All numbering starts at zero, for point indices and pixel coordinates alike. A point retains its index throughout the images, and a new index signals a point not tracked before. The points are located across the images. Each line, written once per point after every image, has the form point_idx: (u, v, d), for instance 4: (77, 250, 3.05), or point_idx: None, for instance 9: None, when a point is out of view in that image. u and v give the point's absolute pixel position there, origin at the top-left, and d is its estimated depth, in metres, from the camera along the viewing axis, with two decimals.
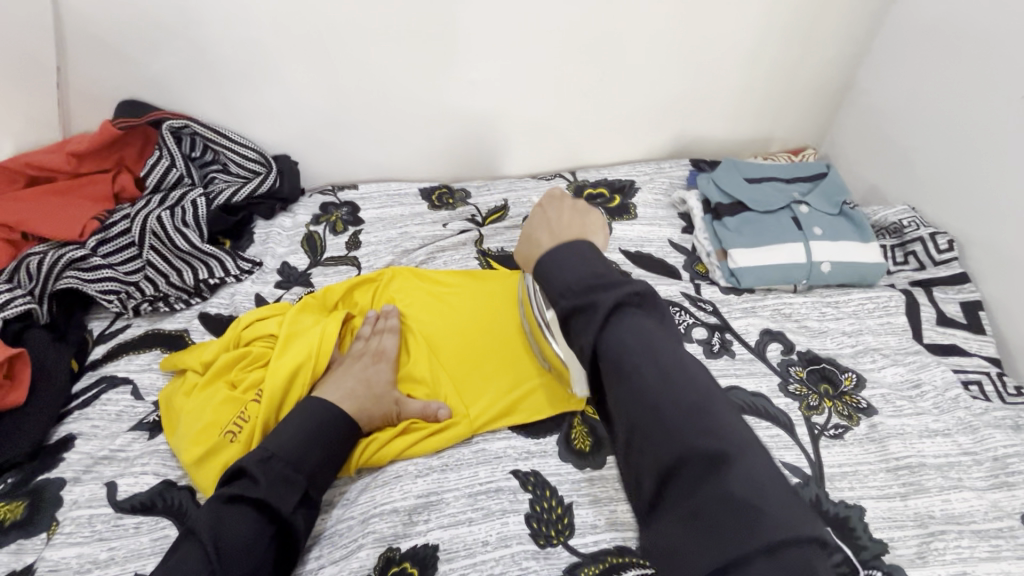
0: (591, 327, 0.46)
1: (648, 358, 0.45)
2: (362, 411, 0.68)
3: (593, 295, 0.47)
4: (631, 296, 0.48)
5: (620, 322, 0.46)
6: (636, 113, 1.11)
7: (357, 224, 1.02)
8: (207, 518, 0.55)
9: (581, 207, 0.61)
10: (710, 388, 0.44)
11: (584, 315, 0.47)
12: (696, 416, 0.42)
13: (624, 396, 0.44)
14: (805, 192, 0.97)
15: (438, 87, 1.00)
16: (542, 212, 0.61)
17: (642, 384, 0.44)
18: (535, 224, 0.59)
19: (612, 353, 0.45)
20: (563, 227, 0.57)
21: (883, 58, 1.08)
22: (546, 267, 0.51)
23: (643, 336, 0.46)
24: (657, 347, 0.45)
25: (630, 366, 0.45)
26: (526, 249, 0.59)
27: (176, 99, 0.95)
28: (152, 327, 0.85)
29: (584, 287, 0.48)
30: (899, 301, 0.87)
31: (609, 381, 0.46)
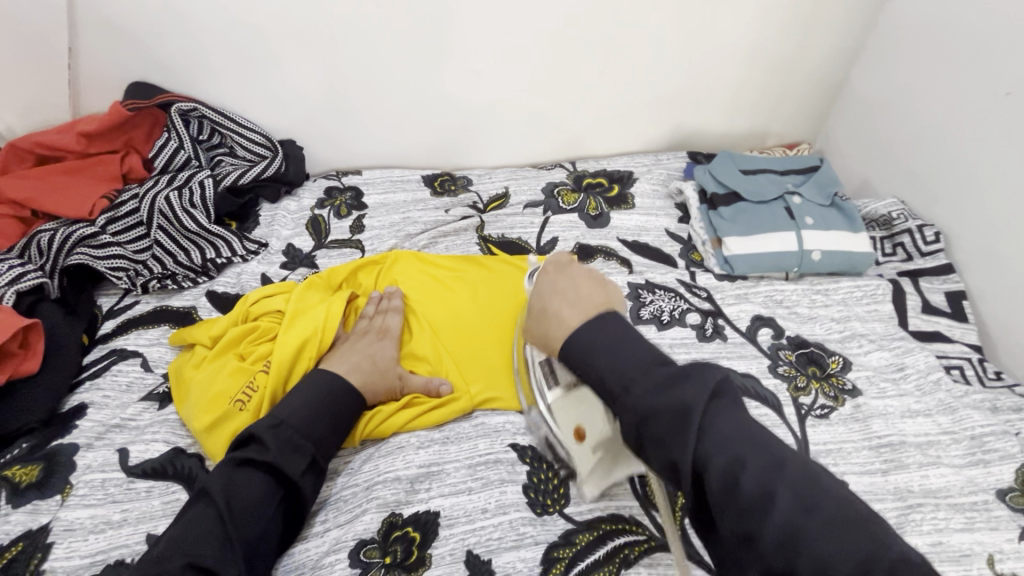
0: (687, 440, 0.43)
1: (768, 477, 0.42)
2: (367, 385, 0.70)
3: (675, 397, 0.45)
4: (714, 389, 0.46)
5: (718, 433, 0.44)
6: (635, 106, 1.14)
7: (361, 208, 1.04)
8: (220, 480, 0.57)
9: (596, 275, 0.63)
10: (849, 506, 0.40)
11: (673, 428, 0.44)
12: (845, 543, 0.38)
13: (754, 533, 0.40)
14: (798, 184, 1.00)
15: (441, 76, 1.02)
16: (557, 281, 0.62)
17: (773, 512, 0.40)
18: (553, 296, 0.60)
19: (724, 482, 0.42)
20: (584, 299, 0.58)
21: (876, 55, 1.11)
22: (601, 355, 0.51)
23: (750, 443, 0.43)
24: (768, 463, 0.42)
25: (749, 489, 0.41)
26: (545, 322, 0.59)
27: (185, 83, 0.97)
28: (161, 304, 0.87)
29: (662, 382, 0.47)
30: (886, 290, 0.90)
31: (721, 510, 0.42)
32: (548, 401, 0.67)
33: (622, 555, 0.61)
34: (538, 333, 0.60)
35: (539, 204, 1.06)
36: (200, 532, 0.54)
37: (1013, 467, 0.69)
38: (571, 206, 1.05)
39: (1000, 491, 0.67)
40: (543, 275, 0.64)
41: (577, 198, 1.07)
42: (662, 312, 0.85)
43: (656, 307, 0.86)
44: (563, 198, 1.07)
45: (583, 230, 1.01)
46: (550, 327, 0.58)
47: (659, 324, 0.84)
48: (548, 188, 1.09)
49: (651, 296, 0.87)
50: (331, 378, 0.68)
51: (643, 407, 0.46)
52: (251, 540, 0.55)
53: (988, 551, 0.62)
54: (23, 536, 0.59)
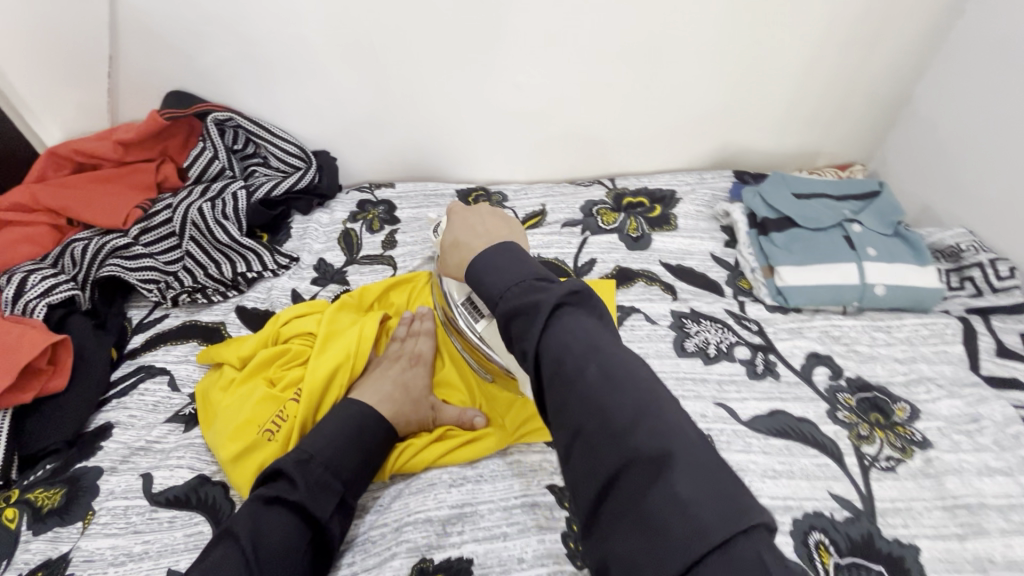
0: (533, 331, 0.44)
1: (587, 356, 0.42)
2: (400, 416, 0.67)
3: (533, 297, 0.45)
4: (571, 293, 0.46)
5: (562, 324, 0.44)
6: (680, 122, 1.09)
7: (393, 222, 1.01)
8: (246, 519, 0.54)
9: (504, 215, 0.68)
10: (646, 382, 0.41)
11: (527, 318, 0.45)
12: (636, 412, 0.38)
13: (567, 400, 0.41)
14: (858, 211, 0.93)
15: (477, 89, 0.99)
16: (466, 218, 0.66)
17: (584, 382, 0.41)
18: (463, 230, 0.64)
19: (555, 364, 0.42)
20: (491, 230, 0.63)
21: (943, 73, 1.03)
22: (489, 275, 0.50)
23: (584, 333, 0.43)
24: (599, 348, 0.42)
25: (569, 367, 0.42)
26: (456, 250, 0.63)
27: (222, 92, 0.96)
28: (190, 318, 0.85)
29: (526, 290, 0.47)
30: (956, 329, 0.83)
31: (549, 385, 0.43)
32: (479, 332, 0.69)
33: None
34: (453, 263, 0.64)
35: (578, 223, 1.01)
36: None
37: None
38: (610, 226, 1.01)
39: None
40: (452, 215, 0.69)
41: (617, 218, 1.02)
42: (708, 344, 0.81)
43: (701, 339, 0.81)
44: (602, 218, 1.02)
45: (623, 253, 0.96)
46: (461, 254, 0.62)
47: (705, 358, 0.79)
48: (586, 206, 1.05)
49: (696, 327, 0.83)
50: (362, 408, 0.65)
51: (505, 310, 0.47)
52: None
53: None
54: (42, 565, 0.57)
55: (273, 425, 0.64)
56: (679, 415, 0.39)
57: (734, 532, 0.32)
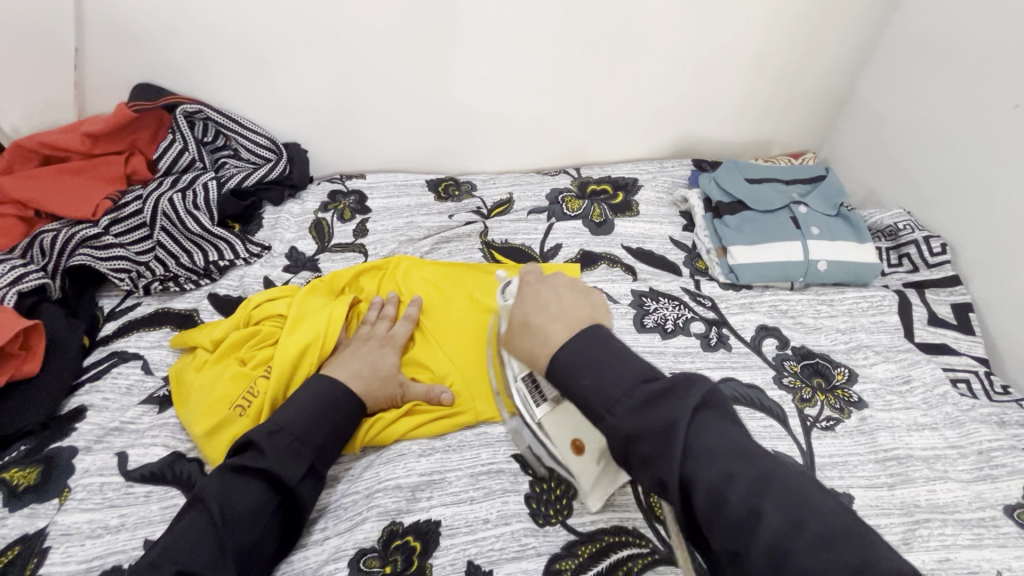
0: (672, 458, 0.42)
1: (757, 494, 0.40)
2: (369, 392, 0.70)
3: (662, 412, 0.44)
4: (700, 401, 0.45)
5: (704, 448, 0.42)
6: (641, 113, 1.14)
7: (365, 212, 1.04)
8: (215, 487, 0.57)
9: (579, 287, 0.61)
10: (839, 519, 0.39)
11: (659, 445, 0.43)
12: (845, 567, 0.36)
13: (741, 551, 0.39)
14: (804, 194, 0.99)
15: (445, 81, 1.02)
16: (537, 291, 0.59)
17: (763, 532, 0.38)
18: (534, 307, 0.57)
19: (711, 503, 0.40)
20: (570, 311, 0.55)
21: (882, 65, 1.11)
22: (585, 374, 0.48)
23: (739, 459, 0.42)
24: (753, 476, 0.41)
25: (737, 508, 0.40)
26: (526, 334, 0.55)
27: (190, 84, 0.97)
28: (162, 306, 0.86)
29: (647, 399, 0.45)
30: (893, 301, 0.90)
31: (710, 529, 0.41)
32: (536, 418, 0.66)
33: (625, 568, 0.60)
34: (520, 350, 0.56)
35: (544, 210, 1.06)
36: (193, 540, 0.53)
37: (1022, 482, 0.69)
38: (575, 213, 1.05)
39: (1009, 506, 0.66)
40: (523, 285, 0.62)
41: (581, 205, 1.06)
42: (666, 320, 0.85)
43: (659, 315, 0.86)
44: (567, 205, 1.06)
45: (587, 237, 1.00)
46: (535, 344, 0.54)
47: (662, 332, 0.84)
48: (552, 194, 1.09)
49: (655, 304, 0.88)
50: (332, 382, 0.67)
51: (626, 428, 0.45)
52: (246, 548, 0.55)
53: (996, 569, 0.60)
54: (19, 540, 0.58)
55: (244, 400, 0.67)
56: (886, 554, 0.37)
57: None
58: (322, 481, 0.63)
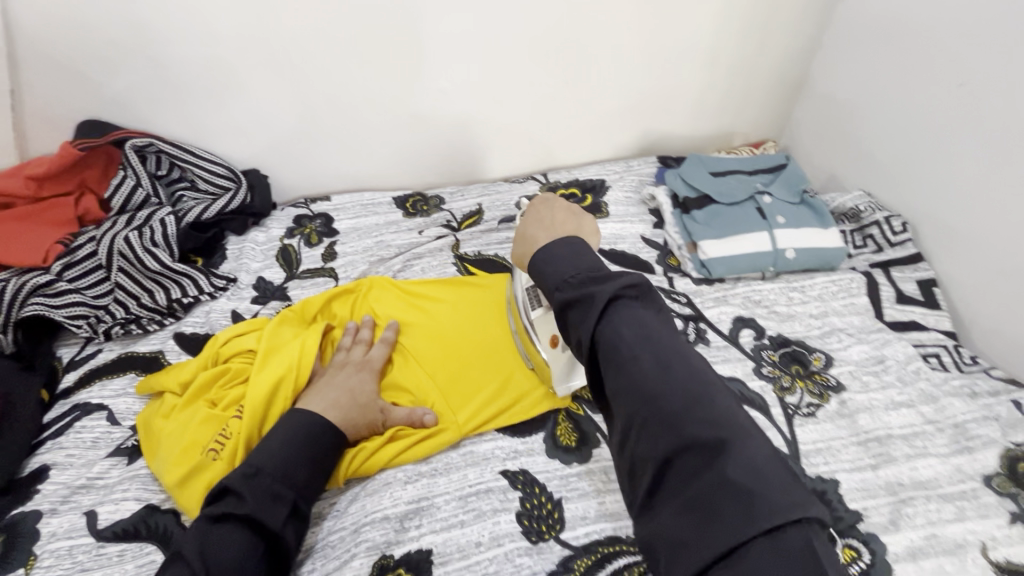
0: (590, 319, 0.45)
1: (642, 347, 0.43)
2: (345, 421, 0.68)
3: (589, 289, 0.47)
4: (632, 287, 0.47)
5: (623, 316, 0.45)
6: (603, 115, 1.14)
7: (332, 235, 1.02)
8: (194, 540, 0.53)
9: (573, 209, 0.65)
10: (708, 381, 0.42)
11: (583, 303, 0.46)
12: (693, 399, 0.40)
13: (620, 390, 0.42)
14: (768, 183, 1.01)
15: (405, 97, 1.01)
16: (536, 210, 0.64)
17: (641, 372, 0.42)
18: (528, 220, 0.62)
19: (609, 351, 0.43)
20: (557, 224, 0.60)
21: (831, 53, 1.13)
22: (547, 267, 0.51)
23: (640, 324, 0.45)
24: (650, 339, 0.44)
25: (625, 354, 0.43)
26: (521, 243, 0.60)
27: (139, 117, 0.94)
28: (126, 350, 0.83)
29: (584, 280, 0.48)
30: (861, 283, 0.91)
31: (604, 371, 0.44)
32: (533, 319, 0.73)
33: None
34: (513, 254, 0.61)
35: (514, 219, 1.05)
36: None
37: (996, 451, 0.70)
38: None
39: (987, 476, 0.68)
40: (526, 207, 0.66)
41: None
42: None
43: None
44: None
45: None
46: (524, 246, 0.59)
47: None
48: (521, 202, 1.08)
49: None
50: (308, 415, 0.65)
51: (560, 302, 0.48)
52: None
53: (980, 540, 0.63)
54: None
55: (217, 445, 0.64)
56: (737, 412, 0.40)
57: (790, 519, 0.34)
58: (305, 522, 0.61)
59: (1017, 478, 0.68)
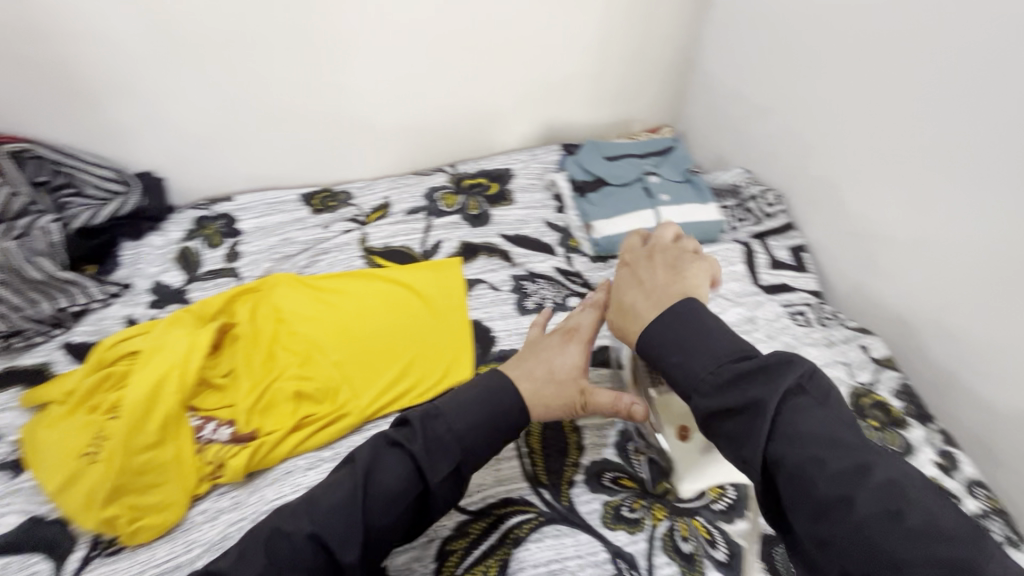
0: (755, 436, 0.44)
1: (849, 482, 0.40)
2: (537, 398, 0.61)
3: (745, 390, 0.46)
4: (795, 386, 0.45)
5: (797, 431, 0.43)
6: (506, 106, 1.18)
7: (235, 235, 1.01)
8: (366, 453, 0.54)
9: (674, 263, 0.62)
10: (949, 522, 0.38)
11: (746, 417, 0.45)
12: (935, 557, 0.37)
13: (828, 536, 0.40)
14: (658, 164, 1.07)
15: (303, 93, 1.01)
16: (632, 272, 0.62)
17: (852, 516, 0.39)
18: (625, 287, 0.61)
19: (800, 483, 0.41)
20: (656, 289, 0.58)
21: (711, 42, 1.22)
22: (671, 351, 0.50)
23: (830, 443, 0.42)
24: (850, 468, 0.41)
25: (825, 492, 0.40)
26: (622, 315, 0.59)
27: (12, 123, 0.90)
28: (8, 364, 0.80)
29: (732, 376, 0.47)
30: (739, 252, 1.00)
31: (794, 508, 0.42)
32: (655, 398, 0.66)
33: (513, 534, 0.64)
34: (615, 326, 0.60)
35: (421, 210, 1.07)
36: (319, 517, 0.50)
37: (845, 391, 0.81)
38: (452, 209, 1.07)
39: None
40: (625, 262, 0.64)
41: (458, 200, 1.09)
42: (545, 300, 0.92)
43: (539, 296, 0.93)
44: (445, 202, 1.09)
45: (466, 230, 1.03)
46: (624, 321, 0.58)
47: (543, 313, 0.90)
48: (429, 193, 1.10)
49: (533, 287, 0.94)
50: (495, 381, 0.60)
51: (703, 404, 0.47)
52: (371, 532, 0.50)
53: None
54: None
55: (94, 448, 0.63)
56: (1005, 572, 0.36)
57: None
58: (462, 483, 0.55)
59: (861, 413, 0.78)
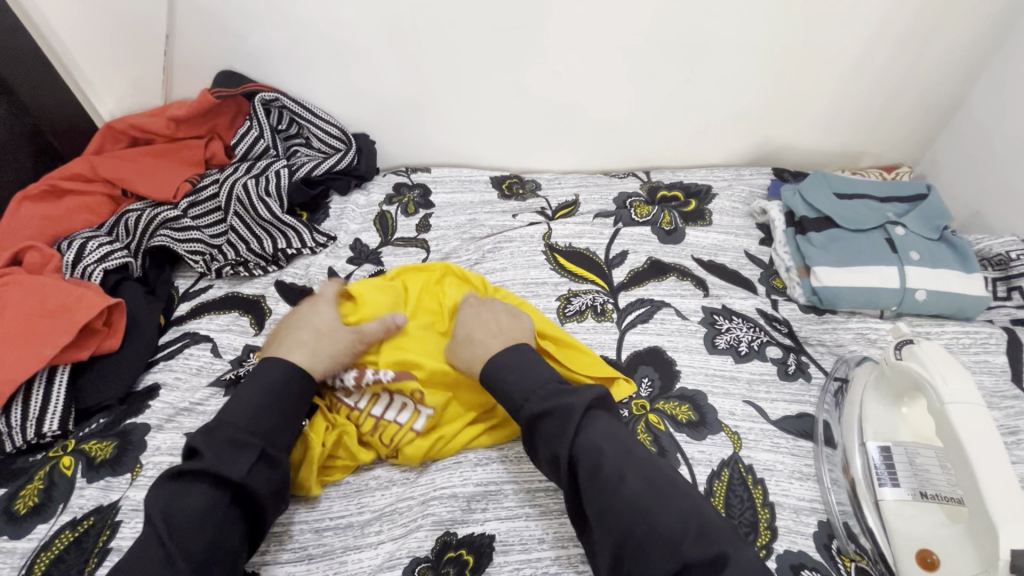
0: (566, 434, 0.55)
1: (621, 463, 0.54)
2: (313, 359, 0.66)
3: (566, 401, 0.58)
4: (596, 403, 0.58)
5: (595, 434, 0.55)
6: (721, 118, 1.07)
7: (428, 207, 1.03)
8: (155, 501, 0.53)
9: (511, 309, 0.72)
10: (674, 479, 0.54)
11: (563, 421, 0.56)
12: (677, 512, 0.51)
13: (611, 504, 0.52)
14: (902, 214, 0.91)
15: (522, 77, 0.99)
16: (477, 313, 0.70)
17: (624, 489, 0.52)
18: (473, 326, 0.68)
19: (588, 472, 0.53)
20: (503, 329, 0.68)
21: (1003, 75, 0.99)
22: (511, 372, 0.62)
23: (611, 438, 0.56)
24: (638, 464, 0.54)
25: (607, 472, 0.53)
26: (468, 344, 0.67)
27: (268, 73, 0.99)
28: (232, 290, 0.89)
29: (554, 392, 0.59)
30: (1001, 340, 0.81)
31: (588, 490, 0.53)
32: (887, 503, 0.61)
33: None
34: (463, 355, 0.67)
35: (610, 215, 1.01)
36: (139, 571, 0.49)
37: None
38: (644, 219, 0.99)
39: None
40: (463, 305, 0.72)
41: (651, 211, 1.01)
42: (739, 342, 0.80)
43: (732, 336, 0.81)
44: (636, 210, 1.01)
45: (656, 245, 0.95)
46: (477, 349, 0.66)
47: (735, 356, 0.78)
48: (620, 198, 1.04)
49: (727, 324, 0.82)
50: (266, 367, 0.63)
51: (537, 410, 0.58)
52: (200, 551, 0.51)
53: None
54: (94, 510, 0.61)
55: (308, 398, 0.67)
56: (708, 513, 0.52)
57: None
58: (278, 466, 0.58)
59: None
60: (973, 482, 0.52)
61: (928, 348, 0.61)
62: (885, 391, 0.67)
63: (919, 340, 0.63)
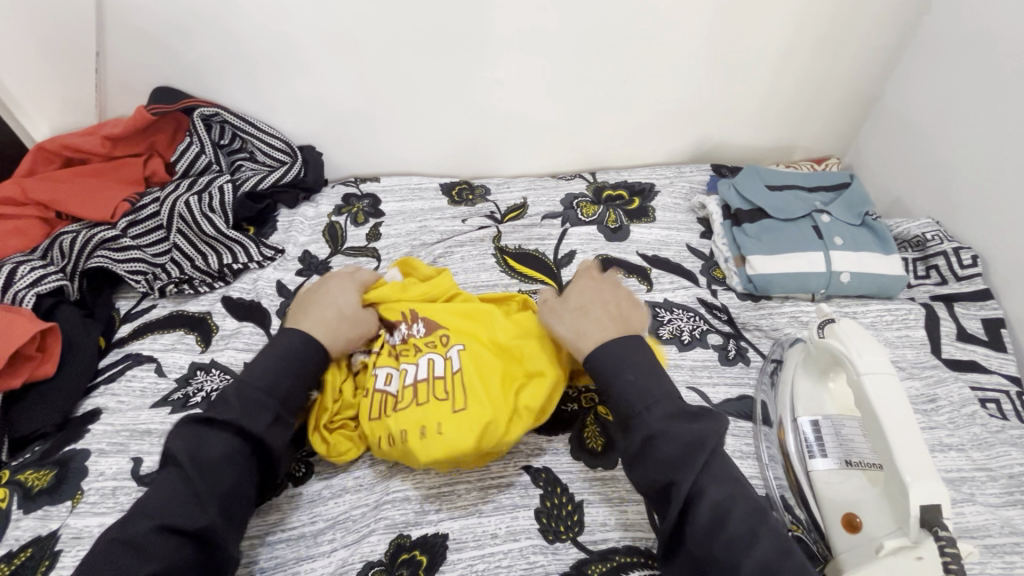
0: (694, 466, 0.53)
1: (750, 519, 0.51)
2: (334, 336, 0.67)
3: (697, 430, 0.55)
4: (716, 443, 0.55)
5: (719, 476, 0.53)
6: (660, 116, 1.11)
7: (378, 216, 1.04)
8: (182, 440, 0.55)
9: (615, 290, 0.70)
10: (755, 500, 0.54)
11: (692, 452, 0.54)
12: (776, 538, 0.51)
13: (739, 559, 0.49)
14: (827, 202, 0.97)
15: (466, 85, 1.01)
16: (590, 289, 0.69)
17: (755, 548, 0.50)
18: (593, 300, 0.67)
19: (713, 514, 0.51)
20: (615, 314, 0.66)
21: (912, 70, 1.07)
22: (624, 374, 0.59)
23: (731, 488, 0.53)
24: (752, 516, 0.52)
25: (734, 526, 0.51)
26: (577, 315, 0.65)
27: (206, 87, 0.98)
28: (177, 308, 0.87)
29: (680, 416, 0.56)
30: (920, 315, 0.88)
31: (700, 532, 0.52)
32: (815, 474, 0.65)
33: None
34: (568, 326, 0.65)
35: (558, 215, 1.03)
36: (166, 507, 0.52)
37: None
38: (590, 218, 1.02)
39: None
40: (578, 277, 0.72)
41: (597, 210, 1.04)
42: (681, 331, 0.83)
43: (674, 326, 0.84)
44: (583, 210, 1.04)
45: (603, 243, 0.97)
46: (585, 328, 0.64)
47: (679, 344, 0.82)
48: (567, 199, 1.06)
49: (669, 315, 0.86)
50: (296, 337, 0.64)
51: (655, 429, 0.55)
52: (222, 492, 0.54)
53: None
54: (32, 541, 0.59)
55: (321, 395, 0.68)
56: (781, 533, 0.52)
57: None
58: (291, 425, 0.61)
59: None
60: (886, 446, 0.56)
61: (843, 323, 0.66)
62: (812, 368, 0.71)
63: (839, 319, 0.67)
